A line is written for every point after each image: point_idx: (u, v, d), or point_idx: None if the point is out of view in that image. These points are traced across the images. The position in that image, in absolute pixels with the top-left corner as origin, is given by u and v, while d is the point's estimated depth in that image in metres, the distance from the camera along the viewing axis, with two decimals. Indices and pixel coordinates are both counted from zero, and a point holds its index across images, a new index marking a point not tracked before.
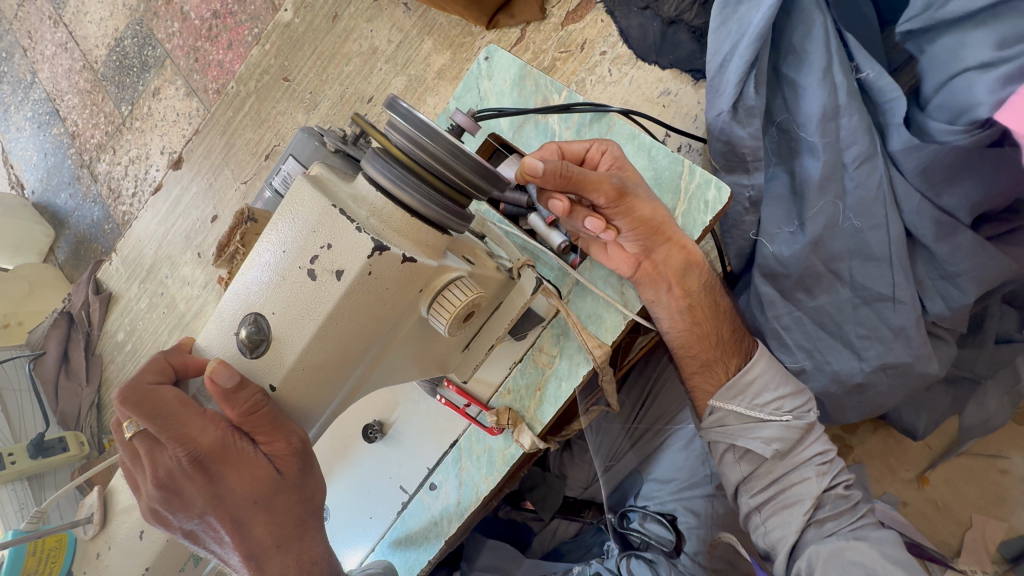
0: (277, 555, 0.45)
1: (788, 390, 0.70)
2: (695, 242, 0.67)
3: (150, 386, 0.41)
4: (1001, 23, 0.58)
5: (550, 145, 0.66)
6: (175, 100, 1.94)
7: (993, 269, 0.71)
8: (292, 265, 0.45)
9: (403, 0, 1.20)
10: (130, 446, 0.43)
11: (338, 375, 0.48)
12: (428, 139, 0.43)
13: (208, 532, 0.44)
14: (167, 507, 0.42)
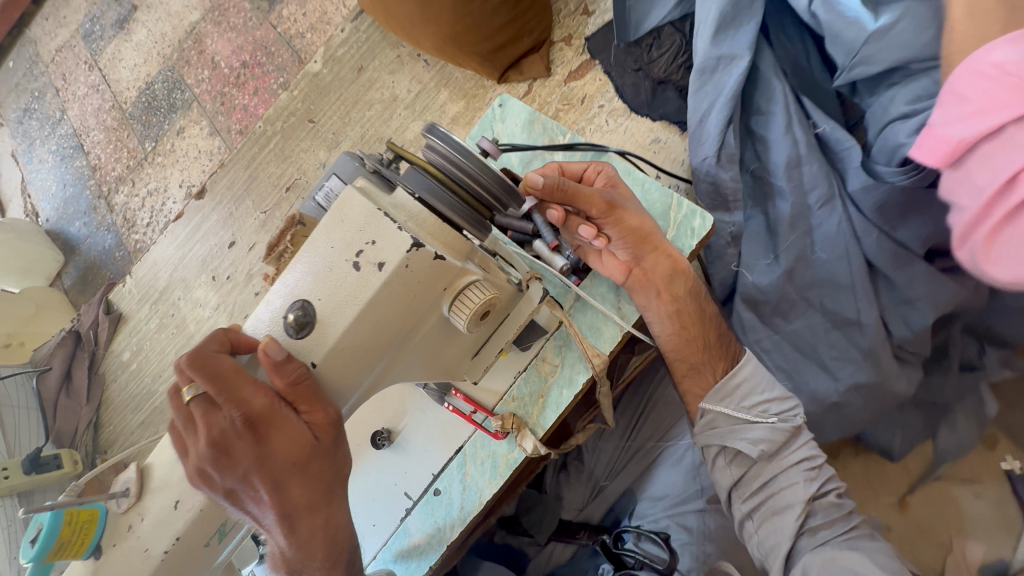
0: (308, 515, 0.51)
1: (775, 394, 0.73)
2: (680, 251, 0.74)
3: (213, 353, 0.48)
4: (915, 84, 0.74)
5: (552, 164, 0.74)
6: (198, 138, 2.07)
7: (946, 296, 0.80)
8: (340, 258, 0.52)
9: (423, 57, 1.35)
10: (186, 408, 0.48)
11: (372, 358, 0.54)
12: (466, 154, 0.54)
13: (249, 491, 0.49)
14: (217, 465, 0.47)
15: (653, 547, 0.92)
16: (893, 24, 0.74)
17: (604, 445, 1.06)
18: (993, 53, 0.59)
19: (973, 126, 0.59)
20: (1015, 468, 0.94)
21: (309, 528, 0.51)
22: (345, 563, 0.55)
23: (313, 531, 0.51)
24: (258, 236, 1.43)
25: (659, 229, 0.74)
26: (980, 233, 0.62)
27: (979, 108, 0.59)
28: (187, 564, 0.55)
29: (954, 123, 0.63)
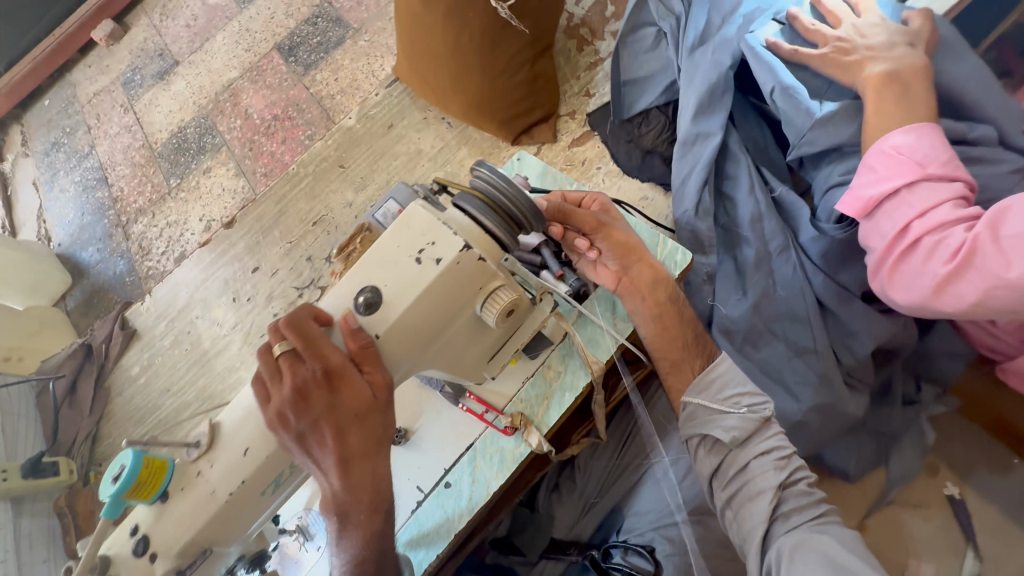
0: (360, 462, 0.62)
1: (748, 388, 0.83)
2: (660, 264, 0.88)
3: (304, 318, 0.61)
4: (848, 161, 0.97)
5: (556, 193, 0.90)
6: (224, 177, 2.23)
7: (881, 330, 0.96)
8: (405, 255, 0.66)
9: (447, 119, 1.56)
10: (274, 362, 0.60)
11: (420, 336, 0.67)
12: (507, 180, 0.70)
13: (316, 435, 0.60)
14: (296, 408, 0.59)
15: (641, 560, 1.00)
16: (833, 114, 0.96)
17: (596, 463, 1.14)
18: (892, 138, 0.83)
19: (883, 185, 0.81)
20: (957, 494, 1.06)
21: (359, 473, 0.62)
22: (383, 512, 0.64)
23: (362, 476, 0.62)
24: (280, 263, 1.55)
25: (643, 245, 0.89)
26: (885, 266, 0.81)
27: (885, 175, 0.82)
28: (244, 508, 0.63)
29: (868, 185, 0.83)
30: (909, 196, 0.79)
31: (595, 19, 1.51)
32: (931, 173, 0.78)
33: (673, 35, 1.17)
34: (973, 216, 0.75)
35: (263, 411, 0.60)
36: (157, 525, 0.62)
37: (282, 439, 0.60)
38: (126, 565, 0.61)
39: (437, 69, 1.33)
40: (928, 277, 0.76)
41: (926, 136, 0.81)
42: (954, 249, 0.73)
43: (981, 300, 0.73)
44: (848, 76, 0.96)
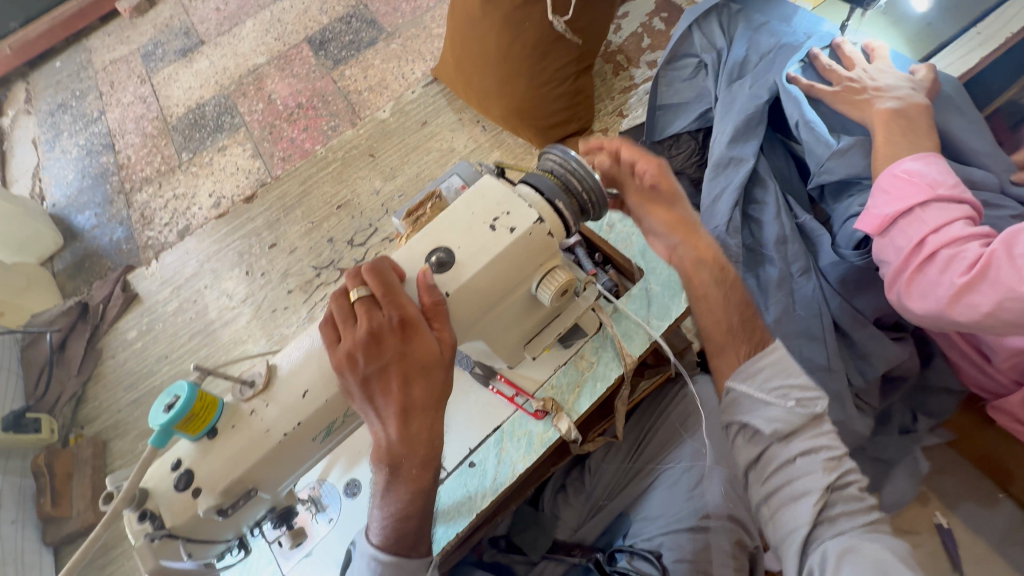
0: (419, 415, 0.63)
1: (799, 382, 0.79)
2: (707, 245, 0.90)
3: (384, 266, 0.63)
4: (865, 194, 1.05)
5: (604, 151, 0.90)
6: (238, 157, 2.16)
7: (892, 354, 1.01)
8: (480, 221, 0.69)
9: (482, 123, 1.61)
10: (351, 305, 0.62)
11: (484, 300, 0.70)
12: (581, 165, 0.74)
13: (382, 382, 0.61)
14: (368, 351, 0.60)
15: (647, 565, 0.99)
16: (848, 147, 1.05)
17: (607, 466, 1.14)
18: (901, 164, 0.91)
19: (897, 205, 0.88)
20: (945, 523, 1.11)
21: (418, 425, 0.63)
22: (433, 469, 0.65)
23: (420, 429, 0.63)
24: (299, 242, 1.54)
25: (687, 241, 0.91)
26: (902, 278, 0.86)
27: (896, 196, 0.89)
28: (296, 449, 0.63)
29: (882, 205, 0.91)
30: (922, 215, 0.85)
31: (631, 47, 1.61)
32: (941, 195, 0.85)
33: (713, 66, 1.27)
34: (986, 234, 0.80)
35: (331, 353, 0.61)
36: (202, 460, 0.60)
37: (347, 382, 0.61)
38: (165, 499, 0.59)
39: (484, 70, 1.39)
40: (943, 288, 0.80)
41: (934, 165, 0.89)
42: (970, 261, 0.77)
43: (993, 310, 0.76)
44: (859, 111, 1.07)
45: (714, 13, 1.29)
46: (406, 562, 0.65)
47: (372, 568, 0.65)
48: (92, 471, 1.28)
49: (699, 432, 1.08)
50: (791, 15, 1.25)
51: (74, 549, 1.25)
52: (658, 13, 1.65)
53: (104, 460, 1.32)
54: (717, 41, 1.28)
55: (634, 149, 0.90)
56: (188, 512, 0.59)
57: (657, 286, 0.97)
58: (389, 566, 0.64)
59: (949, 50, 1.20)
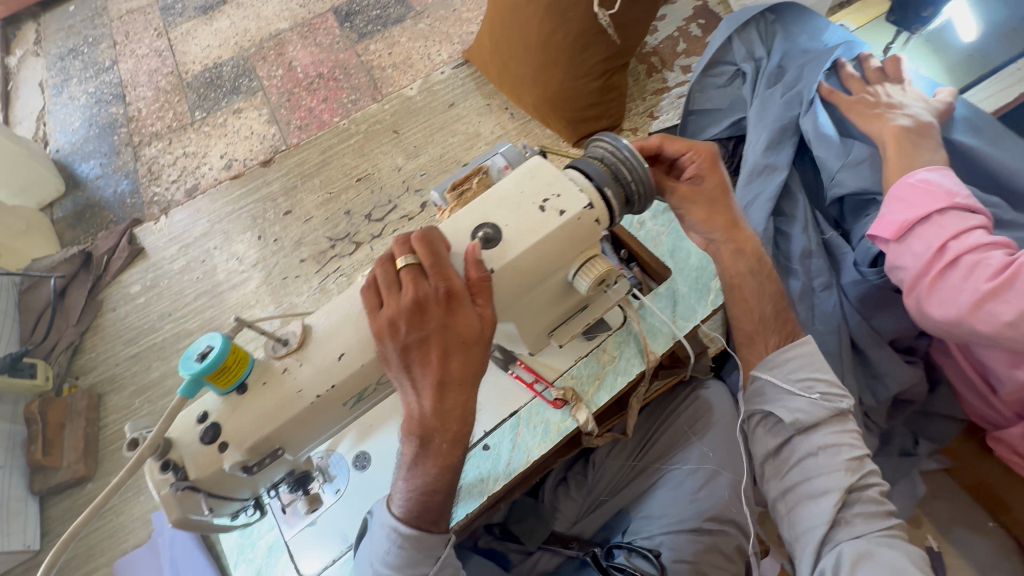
0: (455, 391, 0.62)
1: (825, 377, 0.86)
2: (743, 239, 0.91)
3: (434, 236, 0.62)
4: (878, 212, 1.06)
5: (653, 140, 0.91)
6: (253, 121, 2.07)
7: (904, 376, 1.03)
8: (530, 201, 0.68)
9: (510, 110, 1.59)
10: (397, 271, 0.61)
11: (526, 280, 0.69)
12: (631, 154, 0.73)
13: (422, 353, 0.60)
14: (410, 320, 0.59)
15: (645, 563, 0.99)
16: (860, 160, 1.07)
17: (610, 463, 1.14)
18: (918, 173, 0.90)
19: (915, 210, 0.86)
20: (935, 547, 1.14)
21: (453, 401, 0.63)
22: (463, 446, 0.66)
23: (455, 405, 0.63)
24: (315, 211, 1.51)
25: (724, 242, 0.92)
26: (921, 284, 0.84)
27: (914, 203, 0.87)
28: (326, 412, 0.62)
29: (897, 211, 0.89)
30: (939, 221, 0.84)
31: (666, 50, 1.61)
32: (959, 203, 0.84)
33: (752, 75, 1.26)
34: (1006, 244, 0.79)
35: (372, 318, 0.60)
36: (231, 415, 0.59)
37: (385, 350, 0.60)
38: (189, 450, 0.58)
39: (522, 57, 1.38)
40: (966, 293, 0.78)
41: (948, 176, 0.89)
42: (997, 268, 0.76)
43: (1016, 320, 0.74)
44: (867, 123, 1.07)
45: (752, 23, 1.29)
46: (426, 536, 0.68)
47: (392, 538, 0.68)
48: (85, 423, 1.26)
49: (707, 436, 1.07)
50: (822, 29, 1.26)
51: (60, 500, 1.22)
52: (695, 19, 1.64)
53: (98, 413, 1.30)
54: (756, 52, 1.28)
55: (680, 142, 0.90)
56: (213, 466, 0.58)
57: (685, 287, 0.98)
58: (409, 539, 0.68)
59: (987, 85, 1.20)
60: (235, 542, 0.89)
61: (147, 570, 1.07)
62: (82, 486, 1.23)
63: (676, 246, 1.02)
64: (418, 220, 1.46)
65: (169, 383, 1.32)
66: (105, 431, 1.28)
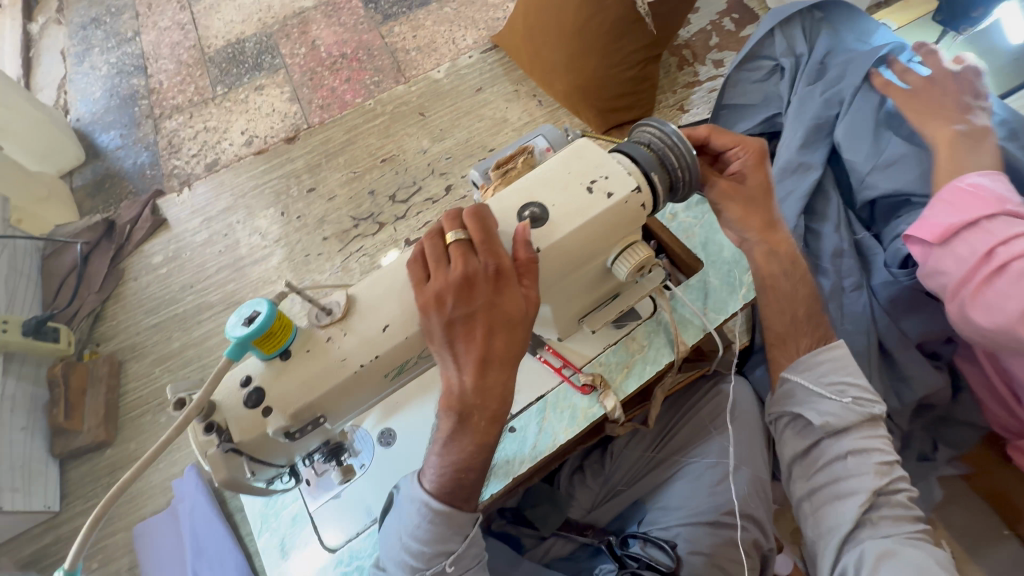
0: (497, 368, 0.63)
1: (857, 382, 0.85)
2: (780, 235, 0.91)
3: (484, 212, 0.61)
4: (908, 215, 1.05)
5: (700, 130, 0.89)
6: (274, 98, 1.99)
7: (931, 380, 1.03)
8: (578, 183, 0.67)
9: (538, 98, 1.58)
10: (446, 246, 0.60)
11: (569, 262, 0.69)
12: (680, 140, 0.72)
13: (467, 329, 0.60)
14: (458, 295, 0.59)
15: (660, 553, 1.00)
16: (891, 162, 1.07)
17: (628, 453, 1.13)
18: (967, 177, 0.89)
19: (961, 215, 0.85)
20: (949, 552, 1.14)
21: (494, 379, 0.63)
22: (500, 424, 0.66)
23: (496, 383, 0.63)
24: (339, 190, 1.51)
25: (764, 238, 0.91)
26: (965, 289, 0.83)
27: (961, 207, 0.86)
28: (368, 383, 0.63)
29: (943, 215, 0.88)
30: (987, 227, 0.82)
31: (699, 44, 1.59)
32: (1009, 210, 0.82)
33: (791, 71, 1.24)
34: None
35: (418, 292, 0.60)
36: (274, 381, 0.59)
37: (429, 324, 0.60)
38: (233, 414, 0.58)
39: (556, 43, 1.37)
40: (1014, 300, 0.77)
41: (998, 182, 0.87)
42: None
43: None
44: (926, 120, 1.04)
45: (795, 20, 1.27)
46: (457, 513, 0.69)
47: (422, 513, 0.68)
48: (106, 389, 1.27)
49: (728, 431, 1.07)
50: (870, 31, 1.24)
51: (79, 464, 1.23)
52: (729, 14, 1.62)
53: (119, 380, 1.31)
54: (798, 48, 1.26)
55: (727, 136, 0.89)
56: (257, 431, 0.58)
57: (716, 280, 0.97)
58: (440, 514, 0.68)
59: None
60: (258, 511, 0.90)
61: (166, 534, 1.08)
62: (102, 451, 1.24)
63: (708, 239, 1.01)
64: (443, 204, 1.45)
65: (189, 353, 1.33)
66: (125, 398, 1.29)
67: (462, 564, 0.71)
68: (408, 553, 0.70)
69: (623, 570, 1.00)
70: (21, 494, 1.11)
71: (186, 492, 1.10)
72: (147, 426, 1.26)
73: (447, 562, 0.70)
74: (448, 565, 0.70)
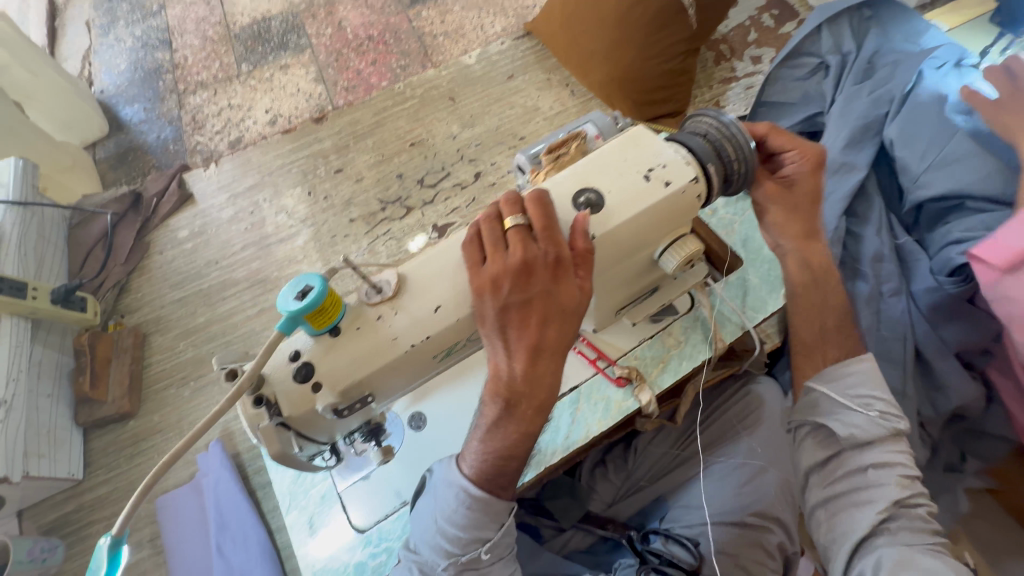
0: (547, 357, 0.62)
1: (883, 395, 0.83)
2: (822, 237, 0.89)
3: (545, 199, 0.61)
4: (960, 220, 1.02)
5: (761, 126, 0.87)
6: (300, 79, 1.83)
7: (967, 390, 1.01)
8: (635, 171, 0.66)
9: (571, 87, 1.56)
10: (506, 230, 0.60)
11: (619, 251, 0.68)
12: (738, 131, 0.71)
13: (521, 316, 0.60)
14: (516, 280, 0.58)
15: (683, 550, 0.97)
16: (952, 160, 1.04)
17: (653, 450, 1.12)
18: None
19: None
20: (971, 564, 1.13)
21: (543, 368, 0.63)
22: (545, 414, 0.66)
23: (545, 371, 0.63)
24: (367, 171, 1.50)
25: (810, 239, 0.89)
26: None
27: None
28: (416, 363, 0.62)
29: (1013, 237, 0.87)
30: None
31: (736, 39, 1.56)
32: None
33: (836, 69, 1.22)
34: None
35: (473, 274, 0.60)
36: (324, 357, 0.58)
37: (483, 308, 0.60)
38: (283, 387, 0.58)
39: (596, 31, 1.35)
40: None
41: None
42: None
43: None
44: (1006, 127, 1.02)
45: (843, 17, 1.24)
46: (496, 500, 0.68)
47: (460, 498, 0.68)
48: (131, 361, 1.28)
49: (758, 432, 1.06)
50: (921, 32, 1.21)
51: (103, 434, 1.24)
52: (769, 9, 1.59)
53: (143, 352, 1.31)
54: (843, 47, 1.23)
55: (786, 137, 0.86)
56: (306, 405, 0.58)
57: (756, 278, 0.98)
58: (479, 500, 0.67)
59: None
60: (287, 488, 0.90)
61: (188, 507, 1.09)
62: (125, 422, 1.25)
63: (748, 237, 1.01)
64: (472, 190, 1.44)
65: (214, 329, 1.33)
66: (149, 370, 1.29)
67: (497, 552, 0.71)
68: (443, 537, 0.70)
69: (643, 566, 0.96)
70: (46, 461, 1.12)
71: (210, 468, 1.10)
72: (170, 399, 1.26)
73: (482, 549, 0.69)
74: (483, 552, 0.70)
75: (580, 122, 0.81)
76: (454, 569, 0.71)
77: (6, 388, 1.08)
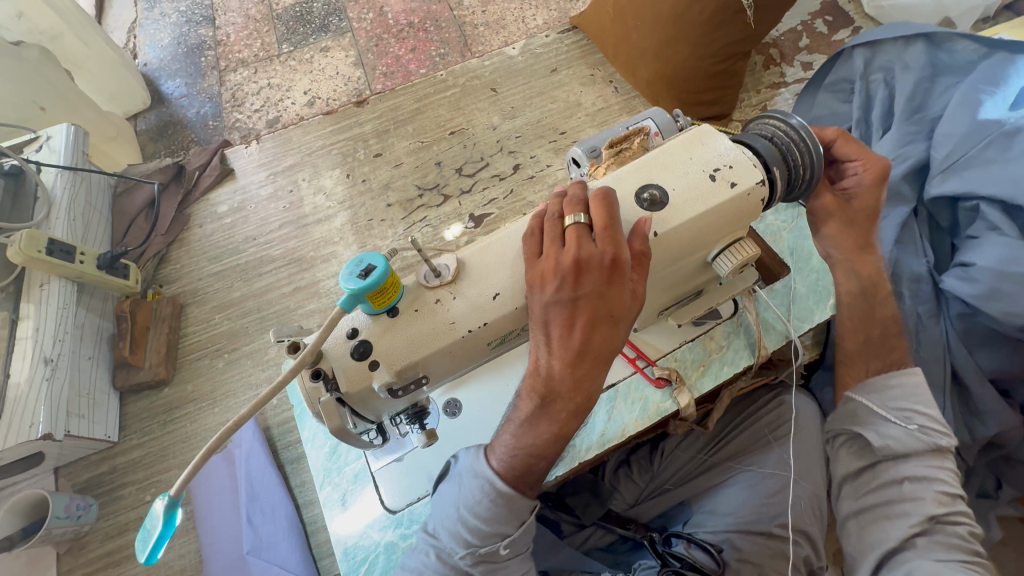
0: (590, 361, 0.62)
1: (927, 410, 0.81)
2: (868, 251, 0.88)
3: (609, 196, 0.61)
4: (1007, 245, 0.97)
5: (829, 130, 0.86)
6: (340, 62, 1.84)
7: (1007, 418, 0.97)
8: (701, 170, 0.65)
9: (614, 84, 1.54)
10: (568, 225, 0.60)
11: (678, 252, 0.67)
12: (808, 134, 0.69)
13: (573, 314, 0.60)
14: (566, 279, 0.58)
15: (704, 554, 0.94)
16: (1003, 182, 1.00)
17: (681, 454, 1.09)
18: None
19: None
20: None
21: (585, 371, 0.62)
22: (580, 418, 0.65)
23: (585, 377, 0.62)
24: (405, 158, 1.50)
25: (857, 252, 0.88)
26: None
27: None
28: (472, 349, 0.63)
29: None
30: None
31: (787, 43, 1.52)
32: None
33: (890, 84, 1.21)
34: None
35: (530, 264, 0.61)
36: (383, 336, 0.59)
37: (534, 301, 0.60)
38: (341, 363, 0.59)
39: (648, 27, 1.33)
40: None
41: None
42: None
43: None
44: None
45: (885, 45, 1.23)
46: (519, 498, 0.68)
47: (485, 490, 0.68)
48: (168, 330, 1.30)
49: (789, 443, 1.01)
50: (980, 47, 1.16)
51: (137, 400, 1.28)
52: (822, 15, 1.55)
53: (180, 322, 1.34)
54: (883, 68, 1.23)
55: (853, 146, 0.85)
56: (363, 382, 0.58)
57: (803, 287, 0.97)
58: (504, 495, 0.67)
59: None
60: (321, 463, 0.92)
61: (217, 474, 1.11)
62: (160, 389, 1.28)
63: (795, 246, 1.00)
64: (510, 182, 1.44)
65: (248, 304, 1.35)
66: (185, 340, 1.32)
67: (515, 548, 0.71)
68: (463, 527, 0.69)
69: (664, 568, 0.93)
70: (85, 422, 1.15)
71: (242, 438, 1.12)
72: (204, 369, 1.29)
73: (500, 544, 0.69)
74: (502, 547, 0.69)
75: (642, 118, 0.81)
76: (471, 560, 0.70)
77: (53, 346, 1.11)
